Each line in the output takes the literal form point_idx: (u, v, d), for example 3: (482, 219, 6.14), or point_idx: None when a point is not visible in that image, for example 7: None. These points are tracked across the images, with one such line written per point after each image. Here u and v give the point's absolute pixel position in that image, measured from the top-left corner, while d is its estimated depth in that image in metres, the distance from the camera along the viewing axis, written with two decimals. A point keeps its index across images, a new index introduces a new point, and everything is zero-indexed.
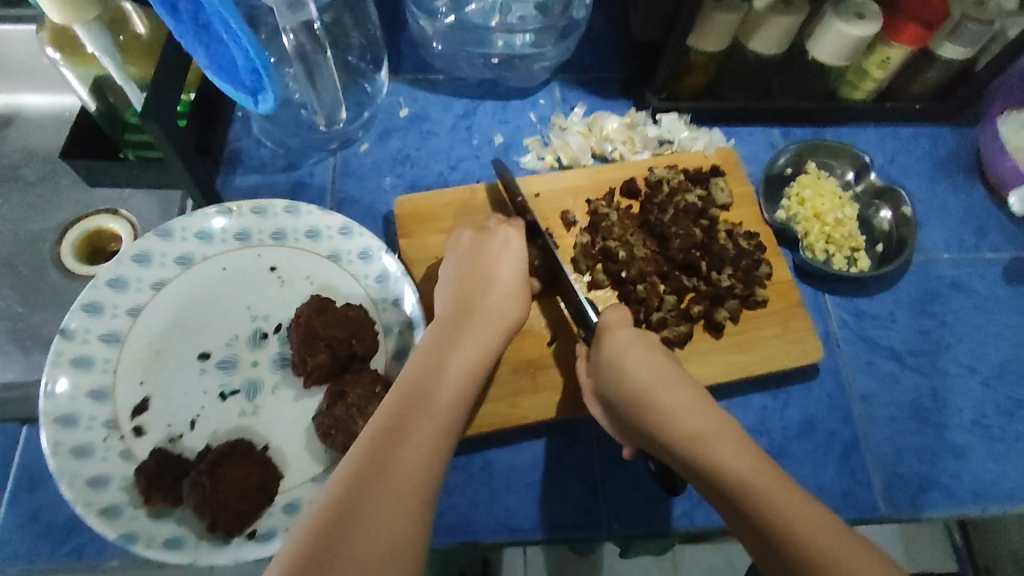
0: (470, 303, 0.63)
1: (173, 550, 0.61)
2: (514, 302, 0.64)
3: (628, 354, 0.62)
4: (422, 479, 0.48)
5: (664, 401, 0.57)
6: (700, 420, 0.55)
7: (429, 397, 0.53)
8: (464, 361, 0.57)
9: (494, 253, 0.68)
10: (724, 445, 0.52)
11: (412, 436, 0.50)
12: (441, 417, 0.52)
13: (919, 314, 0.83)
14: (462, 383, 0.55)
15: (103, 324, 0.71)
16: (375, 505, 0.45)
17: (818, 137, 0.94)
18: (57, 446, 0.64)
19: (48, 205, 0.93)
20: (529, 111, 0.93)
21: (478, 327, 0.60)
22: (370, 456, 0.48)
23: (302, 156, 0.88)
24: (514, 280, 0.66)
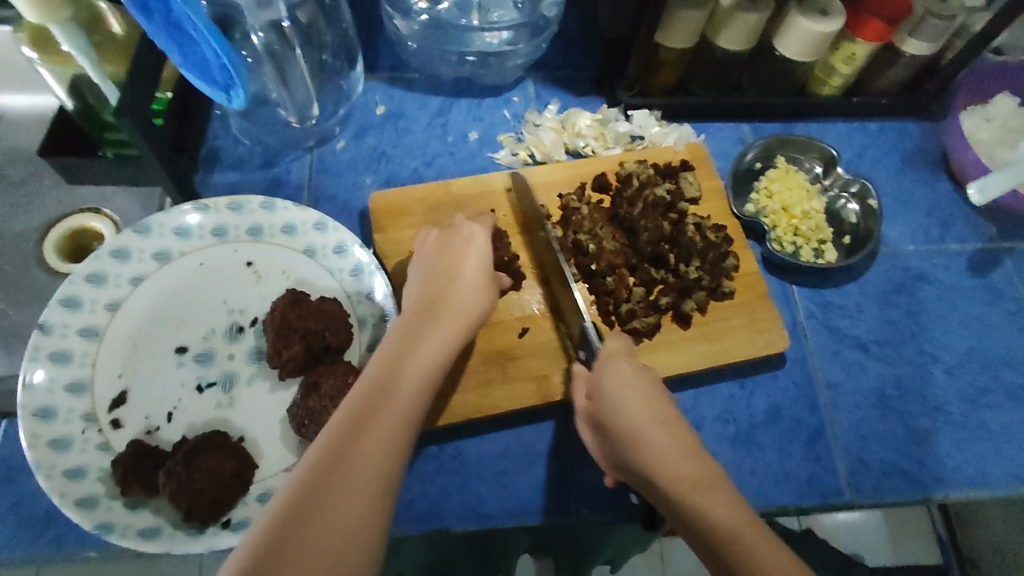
0: (436, 297, 0.64)
1: (148, 539, 0.63)
2: (480, 294, 0.66)
3: (619, 379, 0.62)
4: (385, 464, 0.50)
5: (649, 427, 0.57)
6: (683, 450, 0.55)
7: (394, 388, 0.54)
8: (430, 354, 0.58)
9: (461, 248, 0.69)
10: (704, 476, 0.52)
11: (378, 427, 0.51)
12: (405, 408, 0.54)
13: (885, 304, 0.84)
14: (426, 376, 0.57)
15: (80, 319, 0.72)
16: (339, 495, 0.46)
17: (788, 131, 0.96)
18: (35, 439, 0.66)
19: (31, 204, 0.94)
20: (503, 109, 0.94)
21: (444, 321, 0.62)
22: (336, 446, 0.49)
23: (279, 153, 0.89)
24: (480, 273, 0.67)
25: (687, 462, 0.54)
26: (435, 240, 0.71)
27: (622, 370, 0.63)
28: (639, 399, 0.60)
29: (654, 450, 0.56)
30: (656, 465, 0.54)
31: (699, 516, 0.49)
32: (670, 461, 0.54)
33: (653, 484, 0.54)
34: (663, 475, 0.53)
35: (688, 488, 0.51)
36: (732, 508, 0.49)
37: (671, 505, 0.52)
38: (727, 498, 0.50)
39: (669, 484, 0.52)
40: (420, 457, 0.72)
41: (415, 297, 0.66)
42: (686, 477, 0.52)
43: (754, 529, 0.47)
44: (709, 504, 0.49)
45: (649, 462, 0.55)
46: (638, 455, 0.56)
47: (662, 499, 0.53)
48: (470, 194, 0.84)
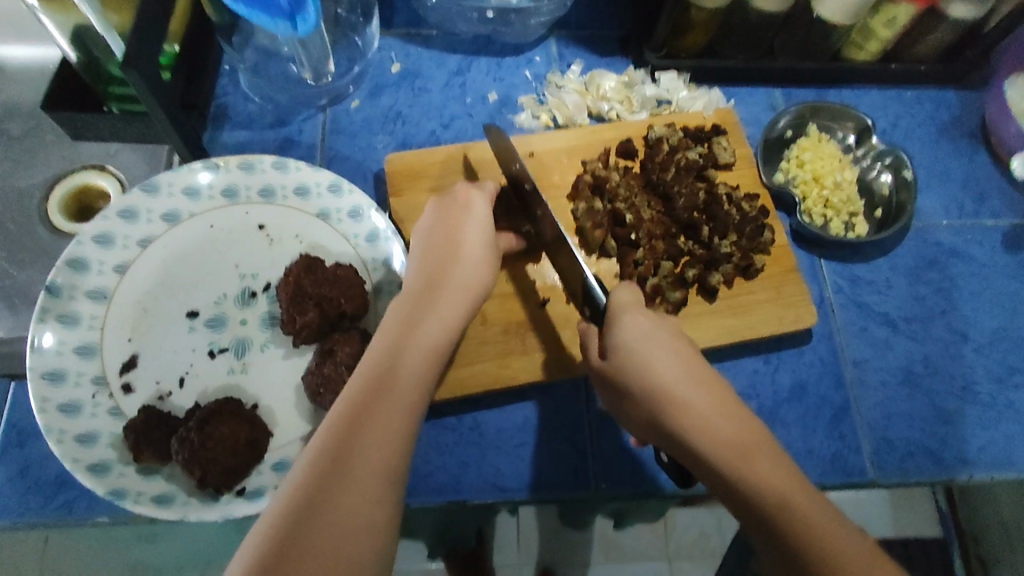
0: (436, 273, 0.59)
1: (162, 506, 0.62)
2: (484, 268, 0.61)
3: (640, 333, 0.60)
4: (388, 460, 0.46)
5: (679, 387, 0.56)
6: (717, 410, 0.55)
7: (393, 377, 0.51)
8: (429, 337, 0.54)
9: (461, 219, 0.64)
10: (744, 438, 0.53)
11: (376, 421, 0.48)
12: (406, 398, 0.50)
13: (916, 280, 0.82)
14: (427, 361, 0.53)
15: (88, 281, 0.70)
16: (342, 494, 0.44)
17: (820, 98, 0.91)
18: (45, 402, 0.64)
19: (33, 159, 0.90)
20: (524, 69, 0.90)
21: (445, 300, 0.57)
22: (334, 445, 0.46)
23: (292, 112, 0.86)
24: (482, 247, 0.62)
25: (726, 423, 0.54)
26: (434, 209, 0.66)
27: (641, 324, 0.60)
28: (665, 355, 0.58)
29: (691, 413, 0.55)
30: (692, 428, 0.54)
31: (748, 484, 0.50)
32: (709, 425, 0.54)
33: (690, 448, 0.54)
34: (702, 439, 0.53)
35: (732, 454, 0.52)
36: (780, 473, 0.50)
37: (712, 470, 0.52)
38: (772, 462, 0.51)
39: (712, 450, 0.53)
40: (439, 428, 0.71)
41: (413, 272, 0.61)
42: (727, 440, 0.53)
43: (803, 493, 0.49)
44: (758, 470, 0.50)
45: (686, 427, 0.54)
46: (672, 416, 0.55)
47: (703, 462, 0.53)
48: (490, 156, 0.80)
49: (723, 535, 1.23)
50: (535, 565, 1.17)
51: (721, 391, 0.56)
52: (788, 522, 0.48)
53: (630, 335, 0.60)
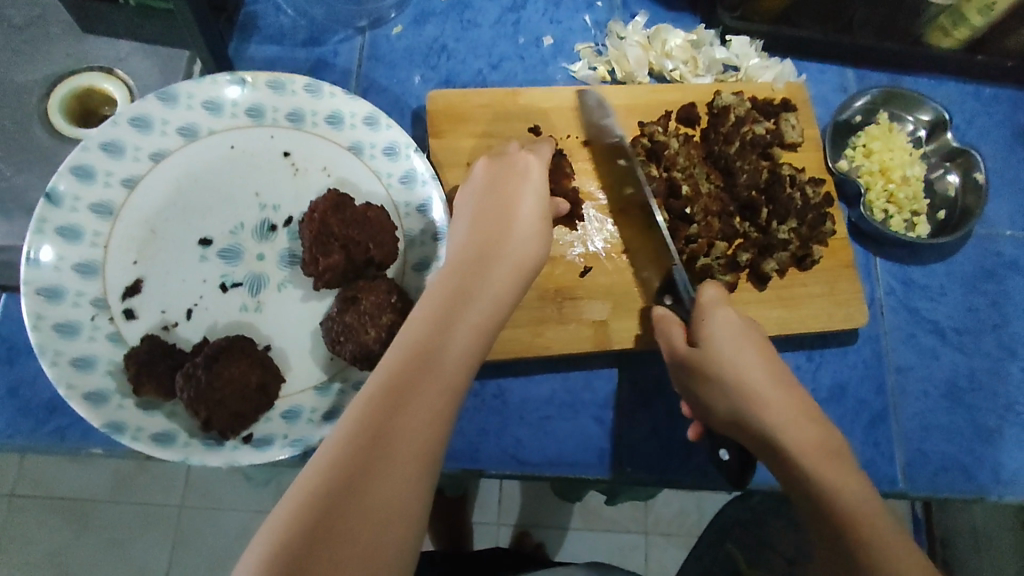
0: (489, 243, 0.54)
1: (163, 446, 0.57)
2: (538, 243, 0.56)
3: (731, 329, 0.58)
4: (427, 444, 0.42)
5: (769, 386, 0.55)
6: (804, 414, 0.54)
7: (439, 354, 0.46)
8: (481, 312, 0.49)
9: (518, 186, 0.58)
10: (833, 445, 0.52)
11: (420, 401, 0.43)
12: (453, 376, 0.45)
13: (971, 290, 0.77)
14: (474, 340, 0.48)
15: (93, 193, 0.64)
16: (376, 477, 0.40)
17: (895, 83, 0.85)
18: (39, 320, 0.59)
19: (34, 51, 0.82)
20: (583, 13, 0.83)
21: (497, 272, 0.52)
22: (374, 424, 0.42)
23: (326, 31, 0.79)
24: (536, 219, 0.57)
25: (813, 428, 0.53)
26: (485, 171, 0.60)
27: (733, 318, 0.59)
28: (753, 353, 0.57)
29: (780, 412, 0.54)
30: (780, 427, 0.53)
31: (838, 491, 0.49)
32: (800, 427, 0.52)
33: (779, 449, 0.52)
34: (788, 441, 0.52)
35: (823, 457, 0.50)
36: (868, 487, 0.49)
37: (799, 473, 0.51)
38: (859, 473, 0.50)
39: (801, 453, 0.51)
40: None
41: (462, 239, 0.55)
42: (812, 443, 0.51)
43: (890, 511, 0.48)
44: (845, 482, 0.49)
45: (773, 426, 0.53)
46: (755, 411, 0.54)
47: (790, 465, 0.51)
48: (572, 107, 0.73)
49: (703, 511, 1.18)
50: (515, 525, 1.15)
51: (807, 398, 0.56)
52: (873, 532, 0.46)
53: (721, 329, 0.58)
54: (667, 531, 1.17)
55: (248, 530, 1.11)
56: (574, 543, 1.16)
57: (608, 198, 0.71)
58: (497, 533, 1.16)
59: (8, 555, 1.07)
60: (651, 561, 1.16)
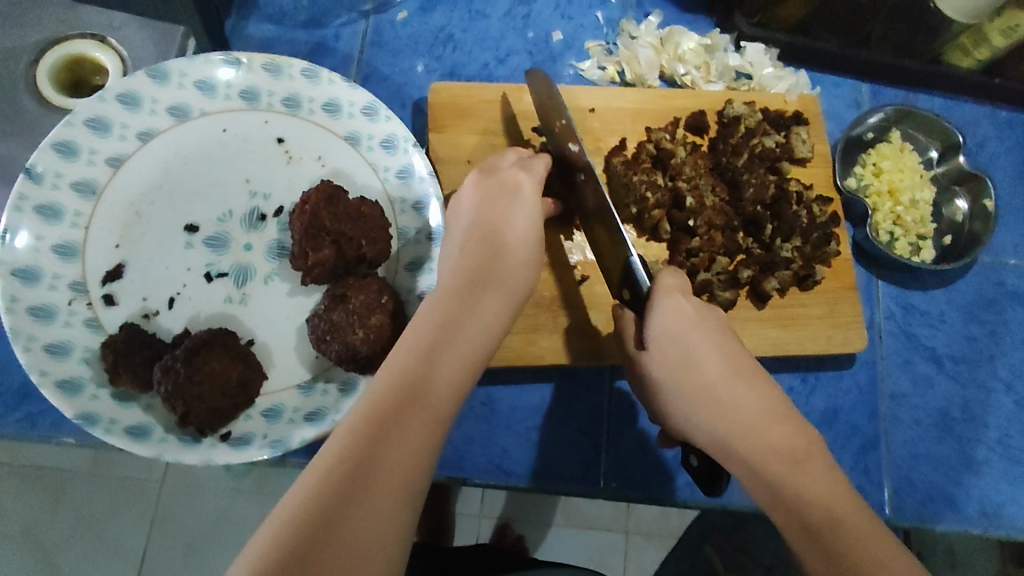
0: (480, 266, 0.52)
1: (137, 440, 0.55)
2: (531, 269, 0.54)
3: (685, 325, 0.56)
4: (409, 477, 0.41)
5: (724, 384, 0.53)
6: (765, 413, 0.52)
7: (425, 386, 0.44)
8: (470, 342, 0.48)
9: (509, 205, 0.56)
10: (796, 447, 0.49)
11: (403, 435, 0.42)
12: (438, 409, 0.44)
13: (971, 319, 0.76)
14: (462, 371, 0.46)
15: (76, 171, 0.61)
16: (356, 511, 0.39)
17: (909, 102, 0.82)
18: (14, 303, 0.57)
19: (21, 14, 0.79)
20: (596, 10, 0.80)
21: (489, 299, 0.50)
22: (355, 457, 0.41)
23: (329, 13, 0.76)
24: (529, 243, 0.55)
25: (774, 431, 0.50)
26: (478, 186, 0.58)
27: (687, 312, 0.56)
28: (711, 348, 0.55)
29: (736, 415, 0.52)
30: (734, 428, 0.51)
31: (800, 498, 0.47)
32: (757, 431, 0.50)
33: (745, 453, 0.50)
34: (754, 442, 0.50)
35: (782, 463, 0.48)
36: (836, 491, 0.47)
37: (757, 479, 0.49)
38: (824, 473, 0.48)
39: (756, 458, 0.49)
40: None
41: (451, 260, 0.54)
42: (778, 444, 0.49)
43: (859, 514, 0.46)
44: (811, 481, 0.47)
45: (726, 431, 0.51)
46: (716, 413, 0.52)
47: (746, 472, 0.49)
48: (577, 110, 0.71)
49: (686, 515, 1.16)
50: (496, 518, 1.13)
51: (772, 393, 0.53)
52: (837, 544, 0.44)
53: (674, 325, 0.55)
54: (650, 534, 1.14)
55: (227, 512, 1.09)
56: (554, 540, 1.14)
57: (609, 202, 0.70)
58: (477, 526, 1.13)
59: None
60: (629, 561, 1.13)
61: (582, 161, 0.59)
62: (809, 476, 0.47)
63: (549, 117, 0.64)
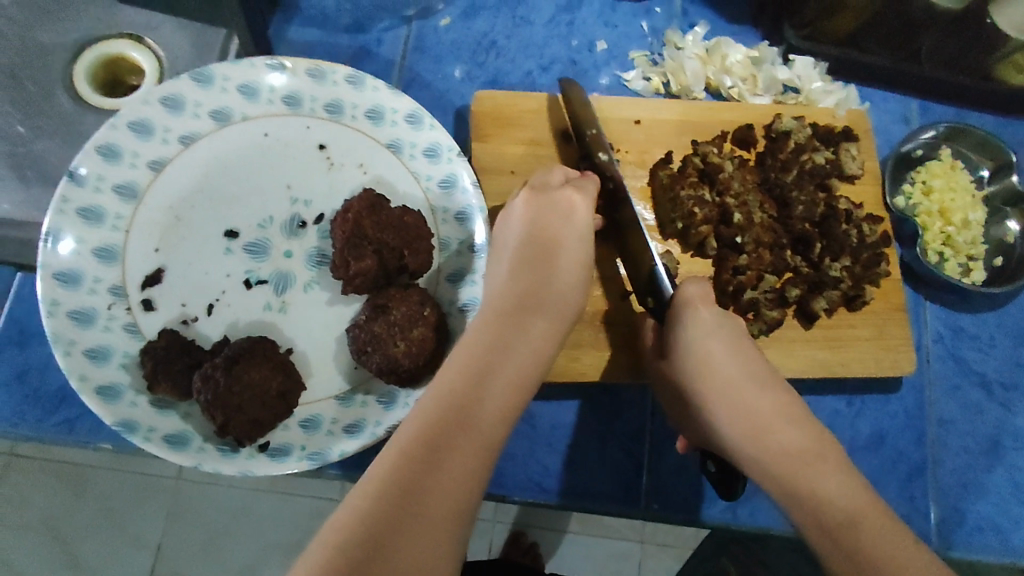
0: (529, 288, 0.51)
1: (175, 449, 0.55)
2: (579, 291, 0.53)
3: (702, 331, 0.55)
4: (459, 505, 0.39)
5: (738, 388, 0.53)
6: (778, 413, 0.51)
7: (476, 410, 0.43)
8: (520, 366, 0.46)
9: (558, 224, 0.55)
10: (808, 445, 0.49)
11: (453, 459, 0.40)
12: (488, 435, 0.43)
13: (1023, 345, 0.74)
14: (514, 394, 0.45)
15: (118, 174, 0.61)
16: (405, 537, 0.37)
17: (961, 119, 0.80)
18: (54, 307, 0.56)
19: (60, 12, 0.78)
20: (641, 19, 0.79)
21: (538, 323, 0.49)
22: (404, 481, 0.39)
23: (371, 18, 0.75)
24: (578, 266, 0.54)
25: (786, 431, 0.50)
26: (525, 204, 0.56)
27: (703, 318, 0.56)
28: (726, 353, 0.54)
29: (751, 420, 0.51)
30: (748, 431, 0.51)
31: (813, 495, 0.47)
32: (770, 434, 0.50)
33: (761, 458, 0.50)
34: (769, 446, 0.50)
35: (795, 461, 0.48)
36: (849, 487, 0.47)
37: (770, 477, 0.49)
38: (836, 472, 0.48)
39: (768, 457, 0.49)
40: None
41: (498, 280, 0.53)
42: (792, 447, 0.49)
43: (872, 510, 0.45)
44: (822, 481, 0.47)
45: (738, 433, 0.51)
46: (730, 417, 0.52)
47: (764, 472, 0.50)
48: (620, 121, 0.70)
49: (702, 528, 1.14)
50: (512, 524, 1.10)
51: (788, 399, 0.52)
52: (853, 541, 0.44)
53: (691, 335, 0.55)
54: (665, 542, 1.12)
55: (252, 505, 1.08)
56: (568, 547, 1.12)
57: (654, 218, 0.69)
58: (492, 530, 1.11)
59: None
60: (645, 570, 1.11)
61: (612, 170, 0.63)
62: (822, 478, 0.47)
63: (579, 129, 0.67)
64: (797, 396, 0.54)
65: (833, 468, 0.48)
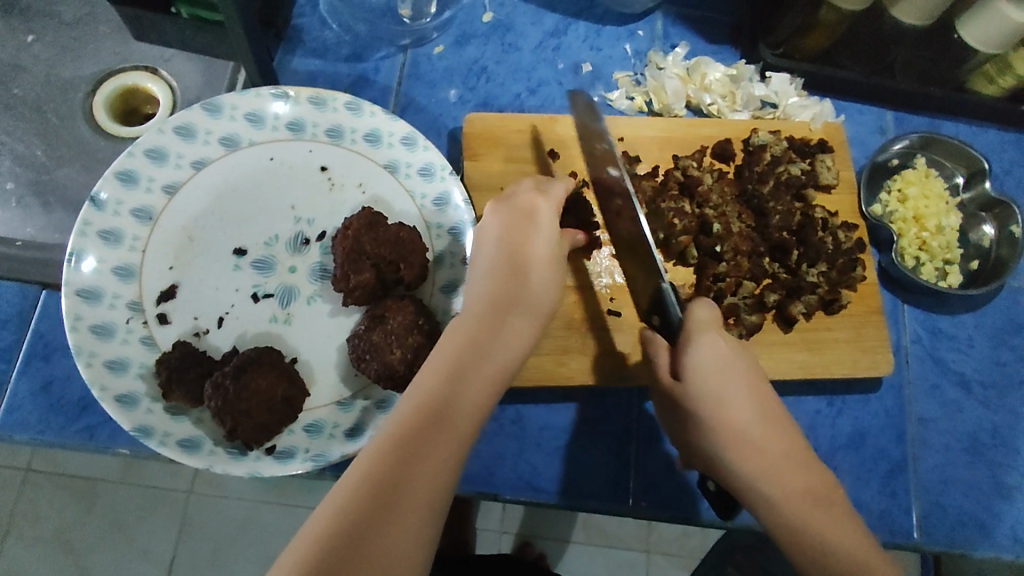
0: (505, 293, 0.54)
1: (189, 453, 0.59)
2: (551, 294, 0.56)
3: (717, 364, 0.55)
4: (435, 497, 0.43)
5: (751, 430, 0.53)
6: (789, 454, 0.53)
7: (451, 408, 0.47)
8: (492, 367, 0.50)
9: (529, 231, 0.58)
10: (818, 492, 0.51)
11: (428, 457, 0.44)
12: (462, 432, 0.46)
13: (1000, 345, 0.76)
14: (486, 392, 0.49)
15: (135, 198, 0.66)
16: (384, 528, 0.41)
17: (934, 129, 0.84)
18: (77, 321, 0.61)
19: (82, 50, 0.84)
20: (624, 42, 0.83)
21: (510, 325, 0.53)
22: (382, 477, 0.43)
23: (369, 47, 0.80)
24: (550, 270, 0.57)
25: (796, 474, 0.52)
26: (499, 213, 0.60)
27: (721, 350, 0.55)
28: (740, 393, 0.55)
29: (764, 462, 0.52)
30: (763, 478, 0.52)
31: (828, 544, 0.48)
32: (783, 476, 0.51)
33: (772, 503, 0.51)
34: (780, 492, 0.51)
35: (808, 505, 0.50)
36: (855, 534, 0.49)
37: (780, 520, 0.50)
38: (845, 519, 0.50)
39: (787, 505, 0.50)
40: None
41: (475, 285, 0.56)
42: (801, 492, 0.51)
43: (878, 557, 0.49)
44: (834, 532, 0.49)
45: (760, 473, 0.52)
46: (742, 459, 0.52)
47: (774, 513, 0.51)
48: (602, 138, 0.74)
49: (707, 537, 1.16)
50: (517, 534, 1.13)
51: (798, 444, 0.54)
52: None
53: (707, 364, 0.55)
54: (669, 550, 1.14)
55: (254, 517, 1.10)
56: (573, 556, 1.13)
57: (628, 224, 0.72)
58: (499, 541, 1.14)
59: (13, 539, 1.03)
60: None
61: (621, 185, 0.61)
62: (833, 529, 0.49)
63: (592, 142, 0.66)
64: (802, 438, 0.55)
65: (842, 518, 0.50)
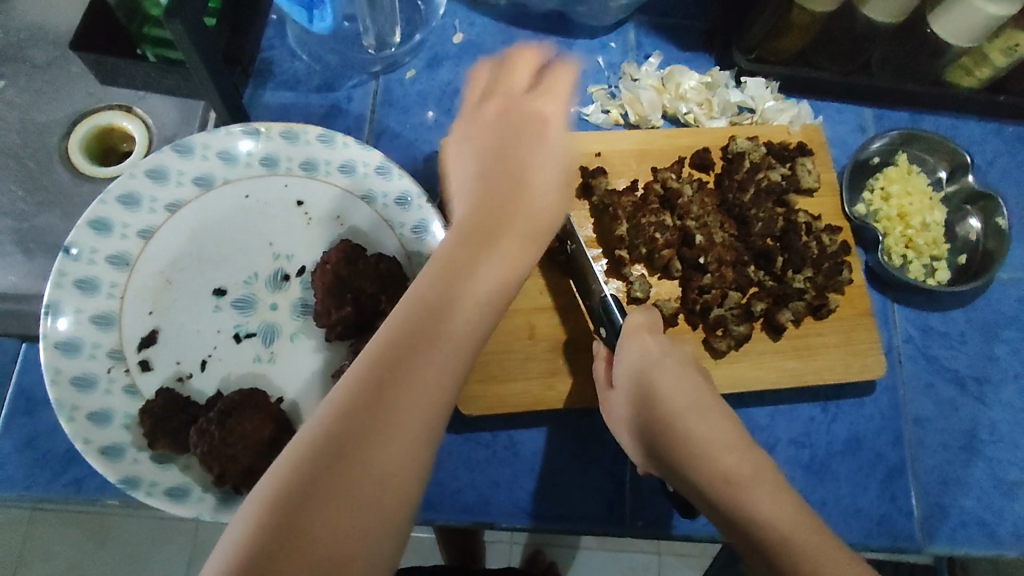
0: (498, 204, 0.45)
1: (176, 501, 0.58)
2: (557, 211, 0.46)
3: (647, 362, 0.57)
4: (422, 433, 0.39)
5: (682, 415, 0.54)
6: (720, 437, 0.51)
7: (442, 325, 0.41)
8: (491, 281, 0.42)
9: (537, 146, 0.47)
10: (746, 466, 0.49)
11: (408, 386, 0.39)
12: (451, 357, 0.40)
13: (992, 338, 0.76)
14: (486, 306, 0.42)
15: (111, 244, 0.65)
16: (356, 471, 0.37)
17: (914, 124, 0.83)
18: (57, 374, 0.60)
19: (54, 94, 0.84)
20: (597, 55, 0.82)
21: (509, 241, 0.44)
22: (358, 407, 0.38)
23: (341, 76, 0.79)
24: (560, 195, 0.46)
25: (724, 453, 0.50)
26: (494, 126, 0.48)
27: (649, 351, 0.58)
28: (671, 382, 0.56)
29: (689, 442, 0.52)
30: (690, 458, 0.51)
31: (750, 519, 0.46)
32: (706, 455, 0.50)
33: (697, 487, 0.50)
34: (704, 469, 0.50)
35: (731, 482, 0.48)
36: (779, 500, 0.46)
37: (710, 504, 0.49)
38: (775, 491, 0.47)
39: (709, 482, 0.49)
40: (471, 444, 0.68)
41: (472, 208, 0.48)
42: (726, 468, 0.49)
43: (802, 520, 0.45)
44: (752, 498, 0.47)
45: (684, 452, 0.52)
46: (672, 443, 0.53)
47: (706, 495, 0.49)
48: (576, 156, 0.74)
49: None
50: (527, 544, 1.11)
51: (727, 424, 0.53)
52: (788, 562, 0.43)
53: (634, 362, 0.58)
54: (681, 551, 1.13)
55: None
56: (585, 563, 1.12)
57: (596, 231, 0.71)
58: (509, 552, 1.12)
59: None
60: None
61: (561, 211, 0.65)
62: (755, 497, 0.47)
63: None
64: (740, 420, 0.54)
65: (770, 486, 0.48)
